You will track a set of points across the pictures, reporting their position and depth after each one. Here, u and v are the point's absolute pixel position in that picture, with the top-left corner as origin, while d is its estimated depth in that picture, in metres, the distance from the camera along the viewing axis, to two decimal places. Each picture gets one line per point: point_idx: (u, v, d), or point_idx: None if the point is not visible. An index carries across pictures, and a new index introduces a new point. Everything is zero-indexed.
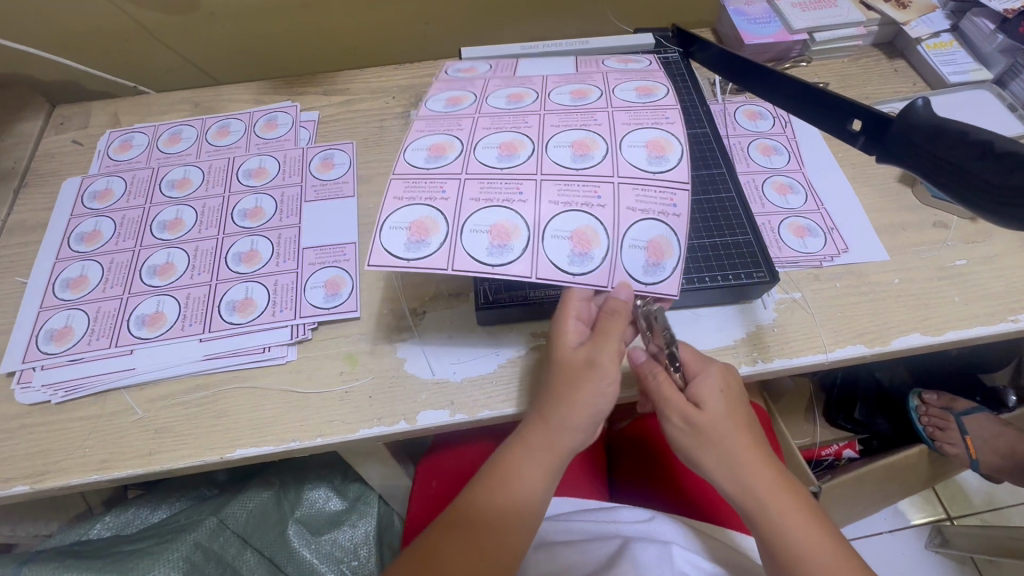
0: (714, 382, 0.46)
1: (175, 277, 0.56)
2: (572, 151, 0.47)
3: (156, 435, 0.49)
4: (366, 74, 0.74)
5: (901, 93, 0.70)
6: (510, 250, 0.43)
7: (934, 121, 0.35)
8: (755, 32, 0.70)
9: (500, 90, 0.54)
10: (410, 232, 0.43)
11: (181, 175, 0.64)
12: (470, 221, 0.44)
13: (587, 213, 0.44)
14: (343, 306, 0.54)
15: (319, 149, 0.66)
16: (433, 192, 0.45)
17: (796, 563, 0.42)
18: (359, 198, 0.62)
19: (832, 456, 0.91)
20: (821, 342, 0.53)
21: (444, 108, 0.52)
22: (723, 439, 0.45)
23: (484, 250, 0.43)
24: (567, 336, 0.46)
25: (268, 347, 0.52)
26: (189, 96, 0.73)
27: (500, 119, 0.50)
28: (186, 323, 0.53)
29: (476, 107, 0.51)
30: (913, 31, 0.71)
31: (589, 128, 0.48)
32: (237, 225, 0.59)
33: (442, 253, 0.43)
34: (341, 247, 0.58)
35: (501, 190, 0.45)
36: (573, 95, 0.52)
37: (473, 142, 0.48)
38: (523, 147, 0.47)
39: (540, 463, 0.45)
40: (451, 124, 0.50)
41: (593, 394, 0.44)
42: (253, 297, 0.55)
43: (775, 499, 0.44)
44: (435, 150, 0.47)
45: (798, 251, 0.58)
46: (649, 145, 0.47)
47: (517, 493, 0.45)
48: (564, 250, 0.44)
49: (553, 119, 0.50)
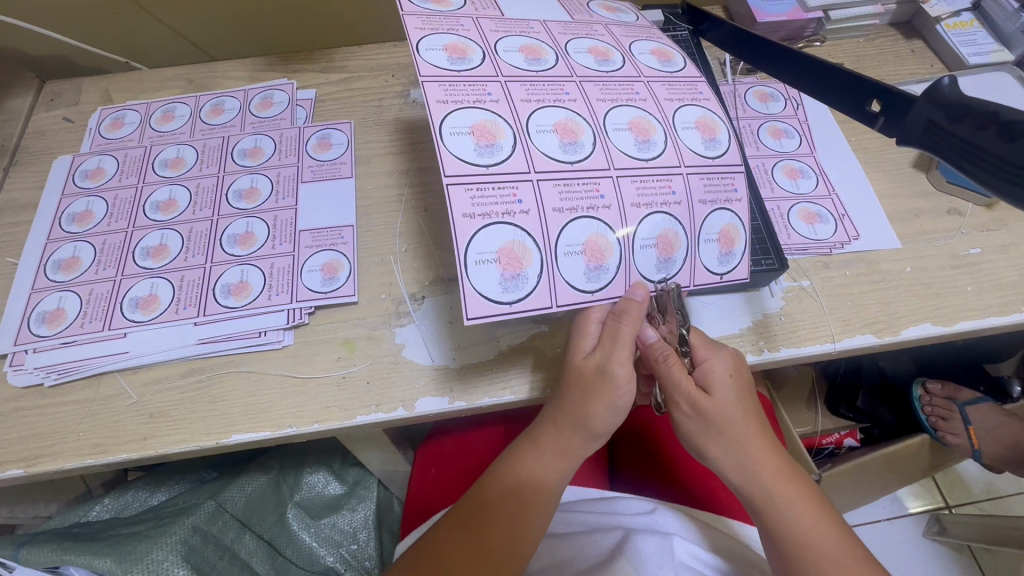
0: (724, 367, 0.45)
1: (169, 259, 0.55)
2: (633, 136, 0.46)
3: (150, 419, 0.48)
4: (365, 51, 0.71)
5: (917, 75, 0.68)
6: (607, 266, 0.43)
7: (959, 100, 0.34)
8: (768, 10, 0.68)
9: (507, 41, 0.48)
10: (507, 267, 0.41)
11: (175, 155, 0.62)
12: (562, 239, 0.42)
13: (666, 213, 0.45)
14: (340, 291, 0.53)
15: (316, 128, 0.64)
16: (509, 204, 0.42)
17: (796, 553, 0.41)
18: (357, 179, 0.61)
19: (833, 444, 0.92)
20: (829, 332, 0.51)
21: (449, 62, 0.44)
22: (730, 426, 0.44)
23: (582, 276, 0.43)
24: (582, 341, 0.45)
25: (263, 331, 0.51)
26: (182, 72, 0.71)
27: (535, 87, 0.46)
28: (180, 306, 0.52)
29: (493, 64, 0.46)
30: (932, 10, 0.68)
31: (639, 107, 0.48)
32: (231, 207, 0.58)
33: (540, 286, 0.42)
34: (338, 230, 0.57)
35: (580, 192, 0.43)
36: (595, 55, 0.50)
37: (523, 125, 0.44)
38: (586, 133, 0.45)
39: (556, 465, 0.45)
40: (478, 92, 0.44)
41: (606, 405, 0.43)
42: (249, 281, 0.53)
43: (779, 488, 0.43)
44: (482, 137, 0.42)
45: (807, 237, 0.56)
46: (699, 125, 0.48)
47: (535, 497, 0.45)
48: (651, 259, 0.44)
49: (595, 90, 0.48)
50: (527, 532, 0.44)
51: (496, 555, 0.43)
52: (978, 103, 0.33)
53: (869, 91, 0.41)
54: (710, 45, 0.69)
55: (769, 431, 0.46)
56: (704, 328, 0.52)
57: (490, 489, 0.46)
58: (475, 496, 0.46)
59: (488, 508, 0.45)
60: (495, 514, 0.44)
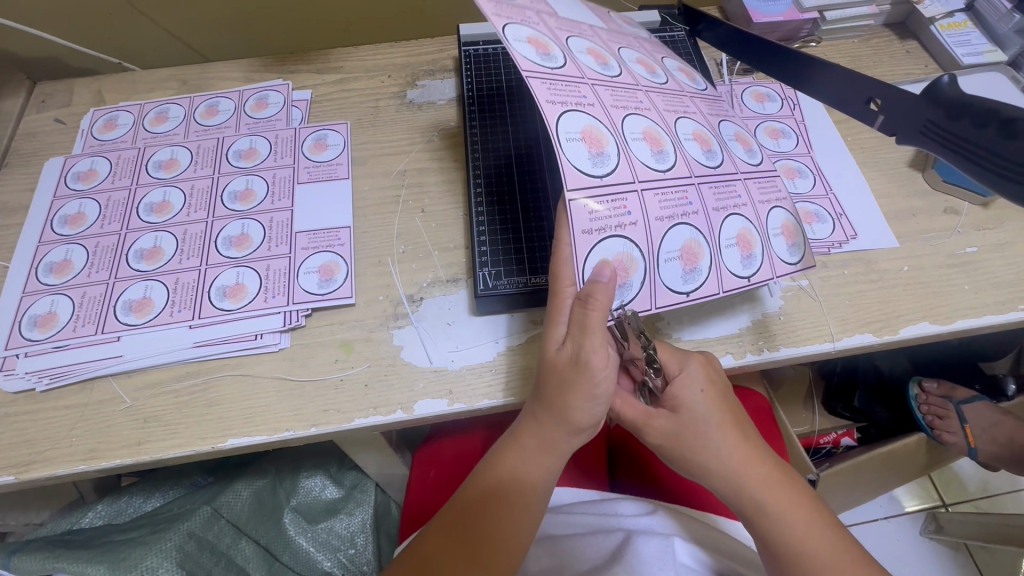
0: (696, 379, 0.44)
1: (164, 262, 0.54)
2: (699, 146, 0.48)
3: (144, 423, 0.48)
4: (361, 52, 0.71)
5: (913, 75, 0.68)
6: (701, 272, 0.45)
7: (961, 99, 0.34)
8: (764, 10, 0.68)
9: (576, 43, 0.47)
10: (622, 263, 0.42)
11: (169, 156, 0.61)
12: (663, 247, 0.44)
13: (739, 214, 0.47)
14: (337, 292, 0.53)
15: (312, 129, 0.63)
16: (620, 217, 0.42)
17: (793, 563, 0.41)
18: (354, 180, 0.60)
19: (830, 444, 0.92)
20: (828, 330, 0.51)
21: (538, 57, 0.42)
22: (704, 438, 0.43)
23: (680, 278, 0.44)
24: (551, 337, 0.42)
25: (259, 334, 0.51)
26: (175, 73, 0.70)
27: (617, 92, 0.45)
28: (175, 309, 0.51)
29: (575, 65, 0.44)
30: (926, 10, 0.69)
31: (696, 120, 0.49)
32: (227, 208, 0.57)
33: (643, 291, 0.43)
34: (334, 232, 0.56)
35: (673, 204, 0.44)
36: (643, 66, 0.51)
37: (621, 130, 0.43)
38: (668, 143, 0.46)
39: (539, 462, 0.43)
40: (575, 95, 0.42)
41: (584, 396, 0.41)
42: (244, 283, 0.53)
43: (775, 503, 0.42)
44: (593, 145, 0.41)
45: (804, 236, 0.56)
46: (737, 138, 0.52)
47: (517, 496, 0.43)
48: (735, 257, 0.46)
49: (660, 100, 0.48)
50: (513, 530, 0.43)
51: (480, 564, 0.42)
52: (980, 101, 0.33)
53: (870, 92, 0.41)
54: (706, 45, 0.69)
55: (755, 436, 0.45)
56: (704, 329, 0.52)
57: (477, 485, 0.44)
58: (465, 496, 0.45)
59: (478, 505, 0.43)
60: (478, 511, 0.43)
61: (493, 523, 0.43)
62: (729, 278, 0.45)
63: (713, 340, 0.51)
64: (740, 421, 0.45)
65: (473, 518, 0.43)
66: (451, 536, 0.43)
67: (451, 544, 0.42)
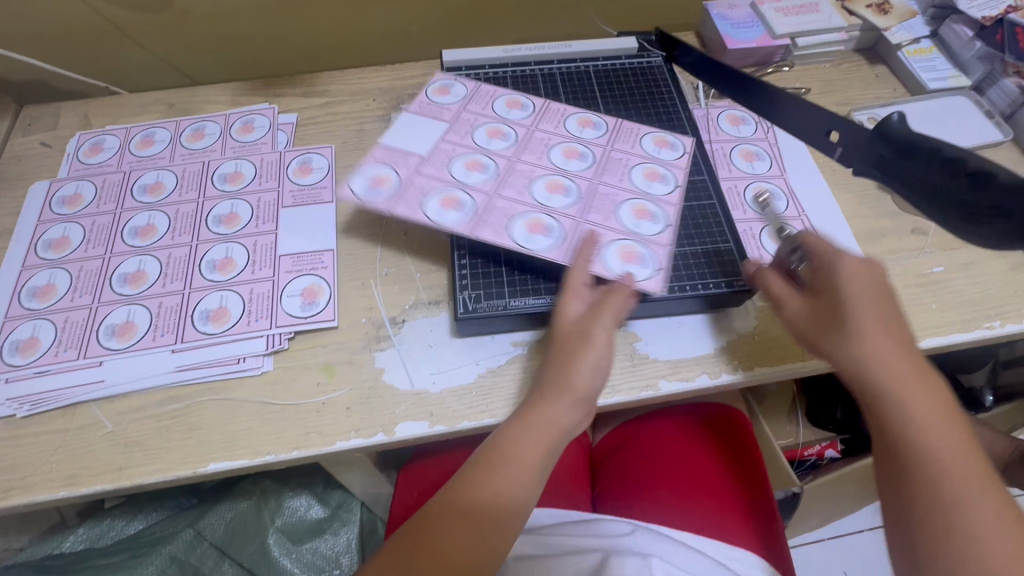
0: (861, 278, 0.42)
1: (147, 285, 0.54)
2: (571, 153, 0.58)
3: (126, 449, 0.48)
4: (347, 76, 0.73)
5: (882, 99, 0.71)
6: (655, 222, 0.52)
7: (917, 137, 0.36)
8: (737, 37, 0.70)
9: (496, 100, 0.63)
10: (614, 257, 0.50)
11: (154, 180, 0.62)
12: (482, 208, 0.52)
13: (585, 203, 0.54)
14: (320, 315, 0.53)
15: (297, 152, 0.64)
16: (469, 189, 0.53)
17: (930, 479, 0.37)
18: (338, 204, 0.61)
19: (813, 456, 0.95)
20: (801, 350, 0.53)
21: (444, 104, 0.62)
22: (855, 326, 0.41)
23: (519, 229, 0.51)
24: (569, 305, 0.48)
25: (242, 357, 0.51)
26: (163, 97, 0.71)
27: (494, 126, 0.60)
28: (158, 333, 0.52)
29: (463, 117, 0.60)
30: (893, 37, 0.71)
31: (581, 141, 0.59)
32: (211, 232, 0.58)
33: (659, 274, 0.49)
34: (318, 255, 0.57)
35: (603, 204, 0.54)
36: (568, 152, 0.58)
37: (478, 143, 0.58)
38: (581, 146, 0.58)
39: (532, 453, 0.44)
40: (445, 134, 0.58)
41: (588, 364, 0.46)
42: (228, 307, 0.53)
43: (928, 428, 0.38)
44: (449, 206, 0.52)
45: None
46: (645, 175, 0.56)
47: (505, 494, 0.44)
48: (544, 223, 0.52)
49: (569, 144, 0.59)
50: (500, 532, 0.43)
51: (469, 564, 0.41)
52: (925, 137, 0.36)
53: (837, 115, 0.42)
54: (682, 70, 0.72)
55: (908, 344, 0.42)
56: (679, 348, 0.53)
57: (483, 447, 0.45)
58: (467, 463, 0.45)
59: (486, 463, 0.44)
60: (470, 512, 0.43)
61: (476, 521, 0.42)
62: (663, 200, 0.54)
63: (689, 360, 0.52)
64: (904, 342, 0.41)
65: (478, 476, 0.44)
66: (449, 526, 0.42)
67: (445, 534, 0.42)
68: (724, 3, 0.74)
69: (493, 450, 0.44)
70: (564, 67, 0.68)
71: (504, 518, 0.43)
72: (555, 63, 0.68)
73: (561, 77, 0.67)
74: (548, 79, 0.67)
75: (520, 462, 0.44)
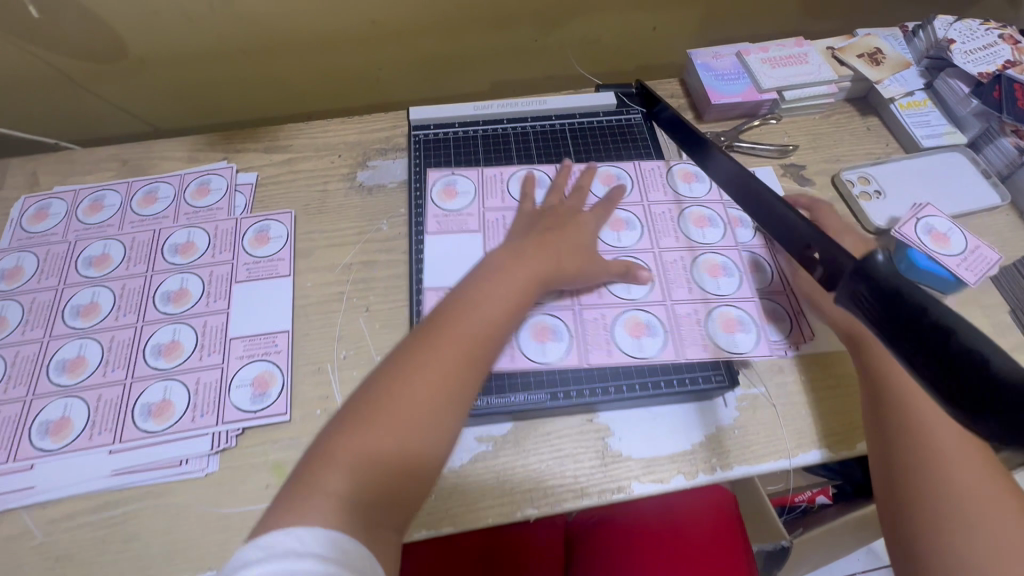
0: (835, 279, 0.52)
1: (87, 374, 0.51)
2: (617, 232, 0.60)
3: (55, 564, 0.44)
4: (311, 128, 0.69)
5: (874, 155, 0.67)
6: (730, 275, 0.57)
7: (890, 279, 0.28)
8: (721, 90, 0.67)
9: (511, 180, 0.63)
10: (717, 329, 0.54)
11: (100, 251, 0.58)
12: None
13: (637, 309, 0.55)
14: (271, 408, 0.50)
15: (254, 220, 0.61)
16: None
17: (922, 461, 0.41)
18: (296, 276, 0.58)
19: (805, 502, 0.94)
20: (784, 445, 0.50)
21: (449, 201, 0.61)
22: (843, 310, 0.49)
23: (532, 349, 0.52)
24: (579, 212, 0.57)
25: (185, 459, 0.48)
26: (116, 152, 0.67)
27: (507, 208, 0.61)
28: (95, 431, 0.48)
29: (476, 203, 0.61)
30: (885, 90, 0.68)
31: (630, 213, 0.61)
32: (158, 311, 0.54)
33: (762, 339, 0.53)
34: (272, 337, 0.54)
35: (676, 274, 0.57)
36: (616, 228, 0.60)
37: (488, 229, 0.59)
38: (625, 216, 0.61)
39: (495, 304, 0.46)
40: (458, 223, 0.60)
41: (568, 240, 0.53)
42: (172, 400, 0.50)
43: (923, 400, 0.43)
44: (545, 339, 0.52)
45: (756, 343, 0.53)
46: (709, 271, 0.57)
47: (472, 327, 0.44)
48: (533, 342, 0.52)
49: (622, 217, 0.61)
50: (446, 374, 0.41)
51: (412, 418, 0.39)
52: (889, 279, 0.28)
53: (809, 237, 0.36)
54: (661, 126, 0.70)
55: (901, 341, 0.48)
56: (655, 445, 0.50)
57: (447, 302, 0.46)
58: (431, 318, 0.45)
59: (453, 320, 0.44)
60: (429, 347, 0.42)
61: (411, 389, 0.40)
62: (721, 247, 0.59)
63: (665, 458, 0.49)
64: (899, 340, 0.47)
65: (441, 331, 0.43)
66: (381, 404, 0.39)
67: (371, 423, 0.38)
68: (708, 52, 0.71)
69: (460, 303, 0.45)
70: (538, 125, 0.68)
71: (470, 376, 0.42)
72: (528, 120, 0.68)
73: (534, 137, 0.67)
74: (521, 140, 0.66)
75: (485, 331, 0.44)
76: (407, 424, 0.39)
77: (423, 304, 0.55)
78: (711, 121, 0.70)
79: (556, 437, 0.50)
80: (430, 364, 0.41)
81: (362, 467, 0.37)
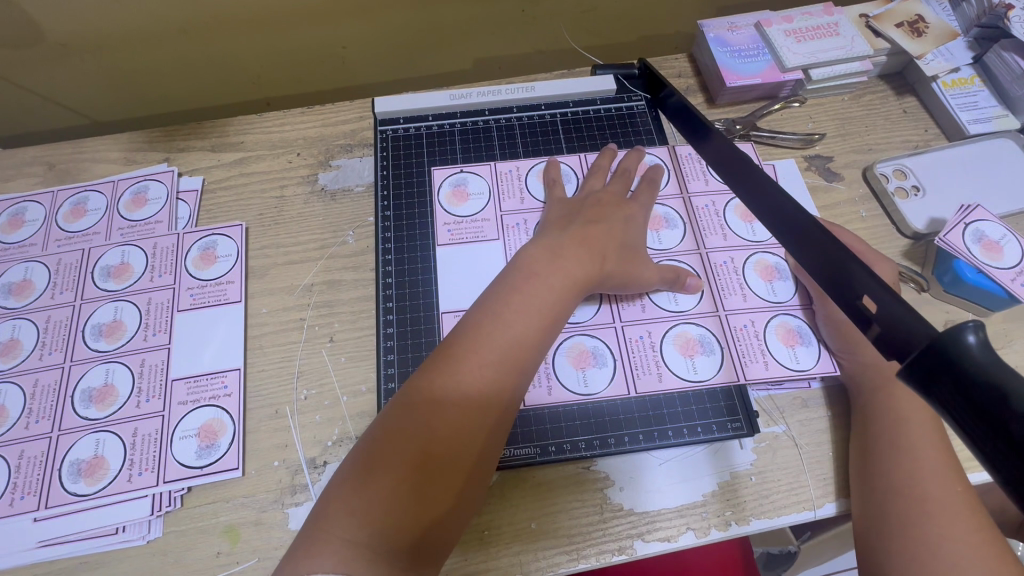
0: None
1: (7, 427, 0.44)
2: (654, 232, 0.53)
3: None
4: (265, 121, 0.60)
5: (912, 143, 0.59)
6: (785, 278, 0.51)
7: (983, 372, 0.21)
8: (738, 70, 0.58)
9: (529, 174, 0.55)
10: (776, 343, 0.48)
11: (21, 276, 0.50)
12: None
13: (689, 324, 0.49)
14: (220, 463, 0.44)
15: (198, 234, 0.53)
16: None
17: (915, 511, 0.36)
18: (248, 301, 0.50)
19: None
20: (809, 494, 0.43)
21: (457, 205, 0.54)
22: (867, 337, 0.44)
23: (574, 380, 0.47)
24: (618, 200, 0.50)
25: (122, 526, 0.42)
26: (40, 154, 0.58)
27: (524, 209, 0.53)
28: (17, 495, 0.42)
29: (490, 206, 0.54)
30: (928, 67, 0.58)
31: (670, 210, 0.54)
32: (88, 349, 0.47)
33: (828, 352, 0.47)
34: (220, 376, 0.47)
35: (728, 279, 0.51)
36: (655, 227, 0.53)
37: (505, 237, 0.52)
38: (665, 213, 0.54)
39: (534, 304, 0.40)
40: (476, 233, 0.52)
41: (604, 233, 0.46)
42: (105, 456, 0.43)
43: (924, 447, 0.38)
44: (585, 365, 0.47)
45: (788, 365, 0.47)
46: (762, 275, 0.51)
47: (511, 331, 0.39)
48: (572, 372, 0.47)
49: (665, 215, 0.53)
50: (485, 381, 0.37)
51: (448, 437, 0.35)
52: (981, 370, 0.21)
53: (856, 283, 0.29)
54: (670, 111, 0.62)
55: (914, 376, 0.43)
56: (660, 495, 0.43)
57: (469, 316, 0.40)
58: (451, 334, 0.40)
59: (488, 322, 0.39)
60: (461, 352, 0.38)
61: (447, 399, 0.36)
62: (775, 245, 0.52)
63: (669, 511, 0.43)
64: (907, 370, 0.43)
65: (465, 348, 0.38)
66: (413, 419, 0.35)
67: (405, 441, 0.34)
68: (723, 23, 0.61)
69: (487, 317, 0.39)
70: (525, 116, 0.59)
71: (500, 400, 0.37)
72: (514, 111, 0.59)
73: (521, 130, 0.58)
74: (504, 133, 0.58)
75: (525, 342, 0.39)
76: (433, 464, 0.34)
77: (440, 330, 0.49)
78: (724, 104, 0.61)
79: (546, 488, 0.44)
80: (466, 386, 0.36)
81: (384, 519, 0.32)
